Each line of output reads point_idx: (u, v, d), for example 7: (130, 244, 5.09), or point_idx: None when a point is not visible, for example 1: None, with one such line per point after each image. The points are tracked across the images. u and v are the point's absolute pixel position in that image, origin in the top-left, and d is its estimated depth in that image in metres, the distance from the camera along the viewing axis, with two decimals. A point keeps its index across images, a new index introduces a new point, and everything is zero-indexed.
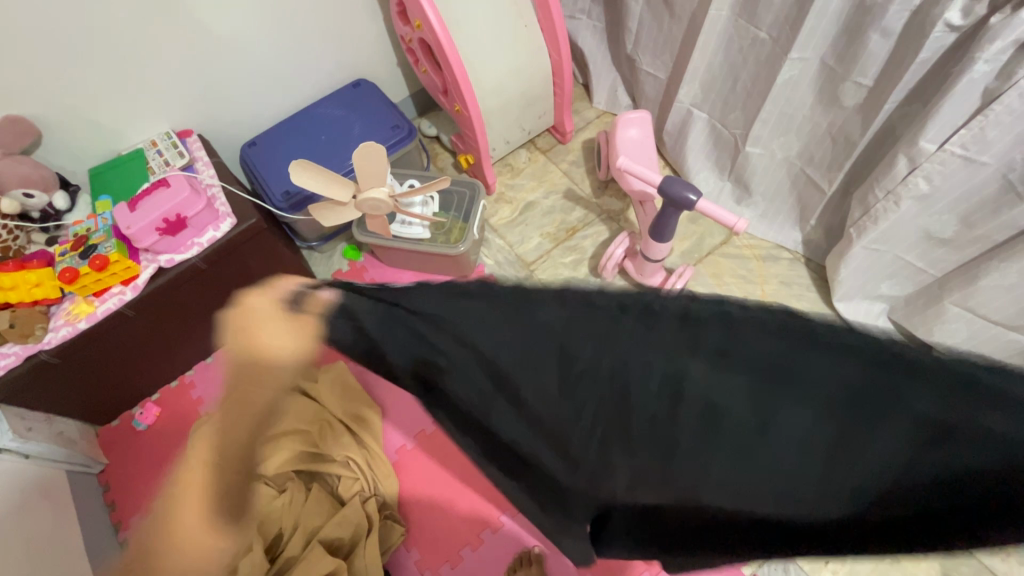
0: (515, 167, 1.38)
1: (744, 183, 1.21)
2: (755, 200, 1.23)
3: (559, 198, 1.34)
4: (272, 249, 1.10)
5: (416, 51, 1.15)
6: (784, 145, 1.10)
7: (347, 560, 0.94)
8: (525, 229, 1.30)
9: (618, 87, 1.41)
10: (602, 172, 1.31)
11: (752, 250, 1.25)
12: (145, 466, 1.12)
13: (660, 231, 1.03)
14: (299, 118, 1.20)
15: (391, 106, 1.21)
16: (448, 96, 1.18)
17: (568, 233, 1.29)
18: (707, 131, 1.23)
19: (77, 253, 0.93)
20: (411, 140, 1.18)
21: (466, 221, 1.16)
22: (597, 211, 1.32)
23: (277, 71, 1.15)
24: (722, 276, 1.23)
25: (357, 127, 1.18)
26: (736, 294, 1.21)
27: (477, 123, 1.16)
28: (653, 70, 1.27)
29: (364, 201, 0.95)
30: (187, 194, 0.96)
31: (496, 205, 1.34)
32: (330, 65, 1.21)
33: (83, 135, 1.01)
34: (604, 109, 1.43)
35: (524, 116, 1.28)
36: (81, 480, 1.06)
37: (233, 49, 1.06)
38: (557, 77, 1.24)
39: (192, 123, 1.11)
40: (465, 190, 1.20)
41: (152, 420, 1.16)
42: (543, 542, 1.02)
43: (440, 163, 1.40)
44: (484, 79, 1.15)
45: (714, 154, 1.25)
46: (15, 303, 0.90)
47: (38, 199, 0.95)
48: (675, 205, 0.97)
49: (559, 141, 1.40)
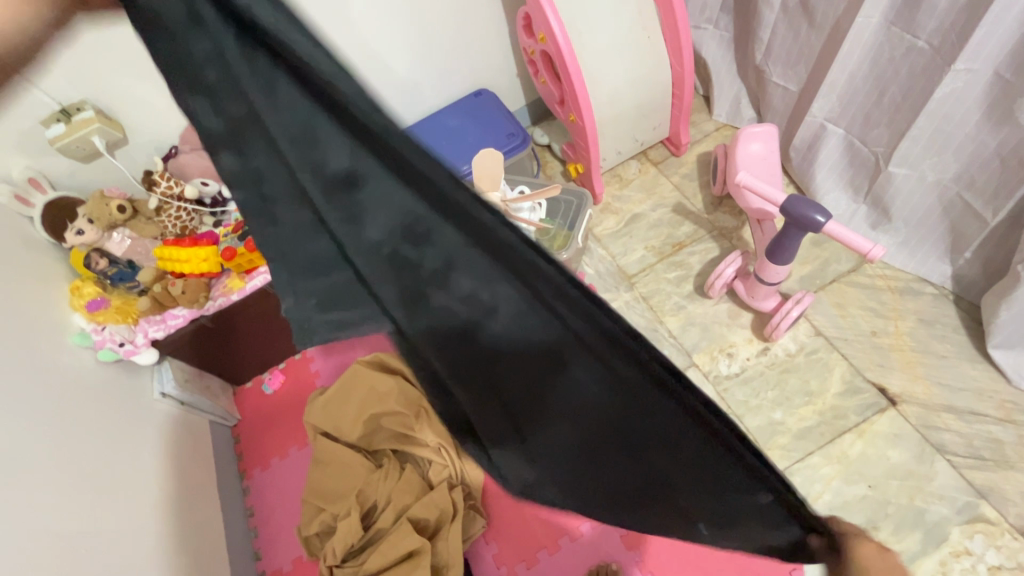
0: (624, 179, 1.36)
1: (882, 206, 1.09)
2: (896, 226, 1.10)
3: (667, 212, 1.30)
4: None
5: (537, 62, 1.18)
6: (938, 166, 0.98)
7: (430, 541, 1.00)
8: (629, 241, 1.28)
9: (741, 99, 1.35)
10: (716, 188, 1.26)
11: (887, 281, 1.13)
12: (268, 428, 1.27)
13: (780, 253, 0.97)
14: (424, 124, 1.28)
15: (509, 115, 1.28)
16: (563, 106, 1.20)
17: (673, 248, 1.25)
18: (844, 149, 1.13)
19: (236, 235, 1.08)
20: (524, 148, 1.25)
21: (570, 230, 1.17)
22: (708, 227, 1.27)
23: (412, 81, 1.25)
24: (846, 306, 1.12)
25: (475, 135, 1.26)
26: (864, 327, 1.10)
27: (590, 133, 1.17)
28: (783, 81, 1.20)
29: None
30: None
31: (601, 215, 1.33)
32: (458, 77, 1.30)
33: None
34: (725, 121, 1.38)
35: (640, 127, 1.28)
36: (220, 430, 1.23)
37: (376, 67, 1.18)
38: (677, 88, 1.22)
39: None
40: (573, 199, 1.21)
41: (278, 385, 1.31)
42: (620, 560, 1.00)
43: (549, 171, 1.43)
44: (602, 91, 1.16)
45: (849, 172, 1.14)
46: (186, 273, 1.07)
47: (211, 187, 1.10)
48: (800, 226, 0.91)
49: (672, 154, 1.37)
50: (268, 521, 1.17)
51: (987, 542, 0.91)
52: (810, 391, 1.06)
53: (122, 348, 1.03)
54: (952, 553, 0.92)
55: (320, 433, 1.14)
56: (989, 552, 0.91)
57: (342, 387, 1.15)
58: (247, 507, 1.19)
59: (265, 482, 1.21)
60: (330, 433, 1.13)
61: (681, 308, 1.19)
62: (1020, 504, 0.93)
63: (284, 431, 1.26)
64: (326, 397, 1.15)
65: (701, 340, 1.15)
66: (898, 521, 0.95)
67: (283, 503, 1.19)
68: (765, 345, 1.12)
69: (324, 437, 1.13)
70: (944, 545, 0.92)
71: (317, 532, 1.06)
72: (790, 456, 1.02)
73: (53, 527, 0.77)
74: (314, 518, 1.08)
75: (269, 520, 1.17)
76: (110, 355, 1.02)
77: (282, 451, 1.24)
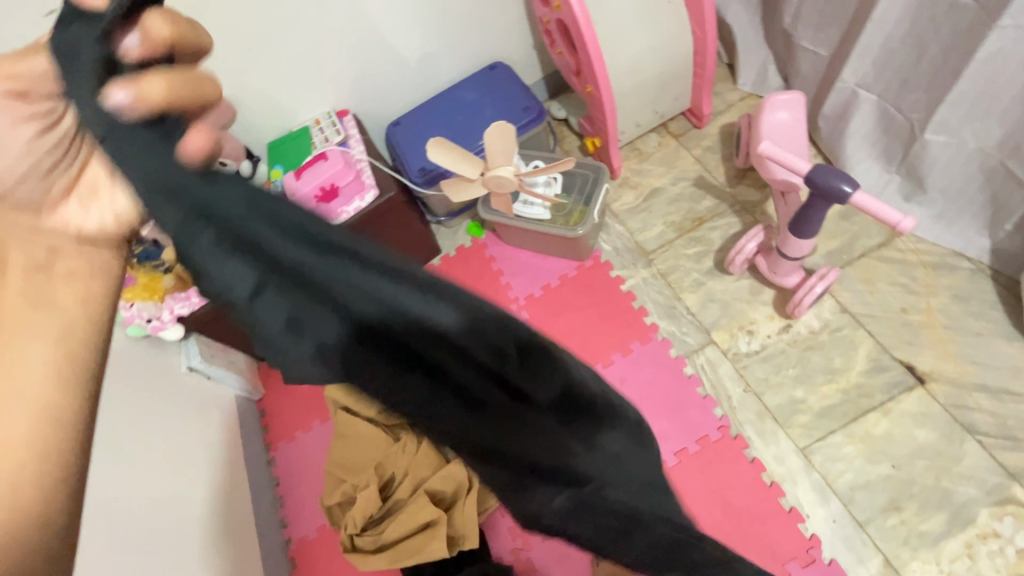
0: (643, 152, 1.33)
1: (917, 176, 1.04)
2: (931, 197, 1.05)
3: (688, 186, 1.27)
4: (405, 222, 1.19)
5: (553, 32, 1.15)
6: (978, 132, 0.92)
7: (447, 512, 1.02)
8: (648, 216, 1.25)
9: (768, 66, 1.29)
10: (740, 160, 1.22)
11: (920, 255, 1.08)
12: (292, 403, 1.30)
13: (805, 226, 0.94)
14: (439, 100, 1.27)
15: (525, 88, 1.25)
16: (580, 78, 1.17)
17: (693, 224, 1.22)
18: (877, 116, 1.07)
19: None
20: (540, 121, 1.22)
21: (587, 204, 1.15)
22: (730, 201, 1.23)
23: (425, 55, 1.23)
24: (875, 282, 1.08)
25: (490, 110, 1.24)
26: (893, 304, 1.06)
27: (608, 105, 1.13)
28: (813, 46, 1.14)
29: (491, 179, 1.00)
30: (340, 168, 1.09)
31: (619, 190, 1.30)
32: (472, 49, 1.27)
33: (268, 116, 1.17)
34: (750, 90, 1.32)
35: (660, 98, 1.24)
36: (245, 404, 1.27)
37: (389, 41, 1.16)
38: (699, 56, 1.17)
39: (349, 104, 1.24)
40: (589, 172, 1.18)
41: None
42: None
43: (567, 146, 1.40)
44: (620, 60, 1.12)
45: (882, 141, 1.08)
46: None
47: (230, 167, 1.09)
48: (826, 197, 0.87)
49: (694, 126, 1.33)
50: (293, 491, 1.22)
51: (1018, 525, 0.88)
52: (833, 369, 1.03)
53: (149, 324, 1.08)
54: (978, 535, 0.89)
55: (340, 406, 1.16)
56: (1019, 535, 0.88)
57: None
58: (273, 478, 1.23)
59: (289, 454, 1.25)
60: (349, 407, 1.15)
61: (700, 285, 1.16)
62: None
63: (307, 406, 1.29)
64: None
65: (721, 317, 1.12)
66: (923, 502, 0.92)
67: (306, 474, 1.23)
68: (787, 323, 1.09)
69: (345, 411, 1.15)
70: (971, 527, 0.90)
71: (338, 502, 1.09)
72: (811, 435, 1.00)
73: (111, 497, 0.82)
74: (335, 489, 1.11)
75: (294, 490, 1.22)
76: (139, 331, 1.07)
77: (305, 424, 1.27)
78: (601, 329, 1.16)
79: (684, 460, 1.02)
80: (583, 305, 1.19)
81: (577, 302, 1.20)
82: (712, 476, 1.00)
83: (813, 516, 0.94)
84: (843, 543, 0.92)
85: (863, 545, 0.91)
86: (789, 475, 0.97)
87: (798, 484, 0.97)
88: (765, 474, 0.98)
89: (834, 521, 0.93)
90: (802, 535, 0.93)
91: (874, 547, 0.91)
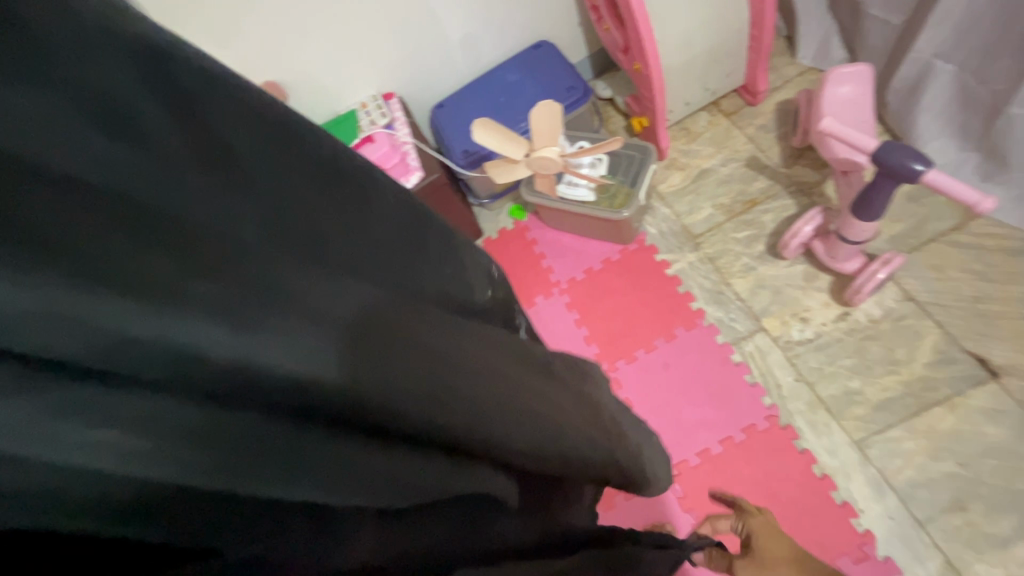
0: (692, 132, 1.28)
1: (998, 154, 0.96)
2: (1014, 177, 0.96)
3: (739, 166, 1.21)
4: (449, 204, 1.19)
5: (601, 8, 1.12)
6: None
7: None
8: (696, 198, 1.21)
9: (830, 39, 1.21)
10: (797, 139, 1.15)
11: (997, 241, 1.00)
12: None
13: (869, 207, 0.88)
14: (482, 81, 1.26)
15: (570, 67, 1.23)
16: (628, 54, 1.13)
17: (745, 206, 1.17)
18: (954, 88, 0.99)
19: None
20: (585, 101, 1.20)
21: (632, 186, 1.12)
22: (785, 182, 1.17)
23: (470, 36, 1.22)
24: (944, 269, 1.01)
25: (533, 90, 1.22)
26: (965, 293, 0.99)
27: (656, 82, 1.10)
28: (883, 14, 1.05)
29: (535, 160, 0.99)
30: (386, 149, 1.13)
31: (666, 171, 1.26)
32: (516, 28, 1.25)
33: (317, 100, 1.20)
34: (810, 64, 1.25)
35: (711, 75, 1.19)
36: None
37: (434, 22, 1.16)
38: (756, 28, 1.11)
39: (394, 87, 1.25)
40: (635, 153, 1.15)
41: None
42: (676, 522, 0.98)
43: (612, 126, 1.37)
44: (671, 35, 1.08)
45: (959, 116, 1.00)
46: None
47: None
48: (894, 176, 0.81)
49: (747, 103, 1.27)
50: None
51: None
52: (895, 360, 0.98)
53: None
54: None
55: None
56: None
57: None
58: None
59: None
60: None
61: (750, 270, 1.12)
62: None
63: None
64: None
65: (772, 304, 1.08)
66: (991, 503, 0.87)
67: None
68: (844, 311, 1.04)
69: None
70: None
71: None
72: (868, 429, 0.95)
73: None
74: None
75: None
76: None
77: None
78: (644, 314, 1.14)
79: (729, 449, 1.00)
80: (626, 289, 1.17)
81: (620, 286, 1.18)
82: (758, 467, 0.97)
83: (867, 513, 0.90)
84: (900, 542, 0.88)
85: (922, 545, 0.87)
86: (842, 470, 0.93)
87: (852, 479, 0.93)
88: (816, 467, 0.95)
89: (891, 519, 0.89)
90: (855, 531, 0.90)
91: (934, 547, 0.87)
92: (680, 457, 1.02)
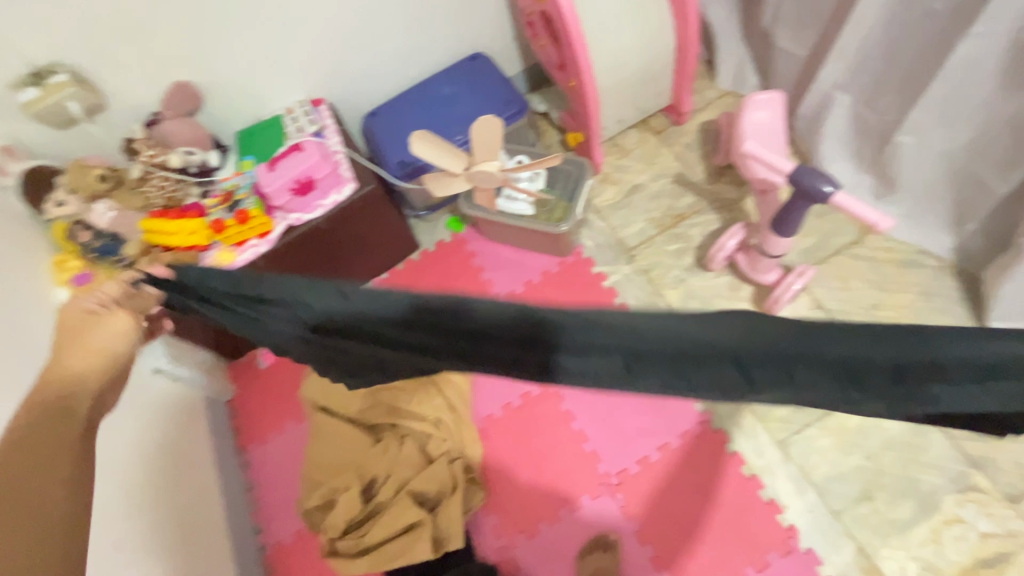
0: (624, 148, 1.33)
1: (888, 177, 1.08)
2: (901, 197, 1.09)
3: (668, 182, 1.27)
4: (385, 217, 1.15)
5: (536, 24, 1.13)
6: (947, 135, 0.96)
7: (431, 513, 1.00)
8: (630, 212, 1.26)
9: (745, 66, 1.31)
10: (720, 158, 1.23)
11: (889, 253, 1.12)
12: (264, 406, 1.24)
13: (786, 224, 0.95)
14: (417, 91, 1.23)
15: (506, 81, 1.23)
16: (564, 71, 1.16)
17: (674, 221, 1.23)
18: (851, 117, 1.10)
19: (225, 206, 1.04)
20: (522, 115, 1.20)
21: (570, 201, 1.14)
22: (710, 199, 1.24)
23: (405, 44, 1.19)
24: (848, 279, 1.12)
25: (471, 102, 1.21)
26: (866, 300, 1.10)
27: (591, 99, 1.12)
28: (791, 46, 1.15)
29: (476, 173, 0.97)
30: (317, 159, 1.04)
31: (601, 186, 1.30)
32: (452, 39, 1.24)
33: (238, 103, 1.11)
34: (728, 88, 1.34)
35: (641, 94, 1.24)
36: (215, 405, 1.21)
37: (366, 29, 1.12)
38: (682, 52, 1.17)
39: (323, 93, 1.19)
40: (573, 168, 1.17)
41: (273, 360, 1.28)
42: (619, 531, 1.00)
43: (548, 140, 1.39)
44: (604, 55, 1.11)
45: (856, 142, 1.11)
46: (175, 247, 1.00)
47: (197, 156, 1.04)
48: (808, 196, 0.89)
49: (674, 123, 1.33)
50: (267, 493, 1.17)
51: (979, 510, 0.93)
52: None
53: None
54: (944, 522, 0.94)
55: (317, 407, 1.13)
56: (981, 520, 0.93)
57: None
58: (246, 481, 1.19)
59: (263, 456, 1.21)
60: (328, 408, 1.12)
61: (681, 281, 1.17)
62: (1011, 474, 0.94)
63: (281, 406, 1.24)
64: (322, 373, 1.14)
65: None
66: (892, 491, 0.96)
67: (281, 476, 1.18)
68: None
69: (323, 412, 1.12)
70: (936, 514, 0.94)
71: (316, 507, 1.05)
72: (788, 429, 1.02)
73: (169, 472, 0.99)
74: (313, 492, 1.07)
75: (268, 493, 1.17)
76: None
77: (280, 425, 1.22)
78: None
79: (667, 455, 1.04)
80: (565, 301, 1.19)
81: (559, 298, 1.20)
82: (694, 470, 1.02)
83: (791, 508, 0.97)
84: (819, 533, 0.95)
85: (838, 534, 0.95)
86: (767, 470, 1.00)
87: (776, 477, 0.99)
88: (745, 467, 1.01)
89: (811, 511, 0.96)
90: (781, 526, 0.96)
91: (848, 536, 0.95)
92: (621, 466, 1.04)
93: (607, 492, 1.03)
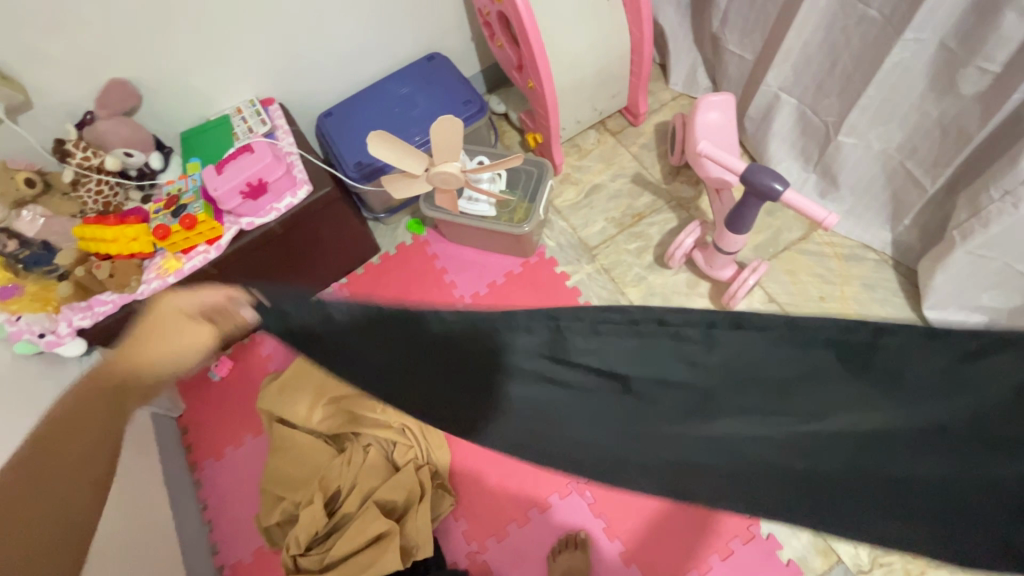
0: (582, 149, 1.35)
1: (831, 175, 1.13)
2: (843, 194, 1.14)
3: (626, 182, 1.30)
4: (342, 220, 1.12)
5: (493, 25, 1.13)
6: (883, 135, 1.02)
7: (399, 522, 0.98)
8: (590, 212, 1.27)
9: (697, 69, 1.35)
10: (675, 158, 1.26)
11: (834, 248, 1.18)
12: (218, 420, 1.19)
13: (739, 221, 0.99)
14: (373, 91, 1.21)
15: (464, 80, 1.22)
16: (522, 72, 1.16)
17: (633, 220, 1.25)
18: (796, 118, 1.15)
19: (169, 211, 0.99)
20: (482, 116, 1.19)
21: (531, 201, 1.14)
22: (667, 198, 1.27)
23: (359, 42, 1.16)
24: (797, 273, 1.17)
25: (429, 102, 1.19)
26: (814, 293, 1.15)
27: (550, 100, 1.13)
28: (739, 50, 1.20)
29: (436, 174, 0.96)
30: (267, 160, 0.98)
31: (561, 186, 1.31)
32: (407, 38, 1.22)
33: (180, 103, 1.05)
34: (681, 90, 1.37)
35: (598, 95, 1.25)
36: (164, 422, 1.14)
37: (317, 26, 1.09)
38: (636, 55, 1.19)
39: (273, 92, 1.14)
40: (533, 169, 1.17)
41: (226, 372, 1.22)
42: (589, 528, 1.01)
43: (507, 140, 1.39)
44: (561, 55, 1.12)
45: (801, 142, 1.17)
46: (114, 254, 0.95)
47: (136, 157, 0.99)
48: (759, 194, 0.92)
49: (630, 123, 1.36)
50: (223, 511, 1.12)
51: None
52: None
53: (43, 339, 0.92)
54: None
55: (276, 419, 1.09)
56: None
57: (294, 372, 1.10)
58: (200, 500, 1.13)
59: (218, 472, 1.15)
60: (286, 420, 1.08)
61: (641, 279, 1.19)
62: None
63: (235, 420, 1.18)
64: (279, 383, 1.09)
65: None
66: None
67: (238, 493, 1.13)
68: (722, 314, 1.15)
69: (282, 424, 1.07)
70: None
71: (277, 522, 1.02)
72: None
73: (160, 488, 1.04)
74: (274, 507, 1.03)
75: (223, 510, 1.12)
76: (29, 347, 0.93)
77: (236, 440, 1.17)
78: None
79: None
80: (528, 301, 1.19)
81: (522, 298, 1.20)
82: None
83: None
84: None
85: None
86: None
87: None
88: None
89: None
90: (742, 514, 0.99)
91: None
92: None
93: (575, 490, 1.04)
